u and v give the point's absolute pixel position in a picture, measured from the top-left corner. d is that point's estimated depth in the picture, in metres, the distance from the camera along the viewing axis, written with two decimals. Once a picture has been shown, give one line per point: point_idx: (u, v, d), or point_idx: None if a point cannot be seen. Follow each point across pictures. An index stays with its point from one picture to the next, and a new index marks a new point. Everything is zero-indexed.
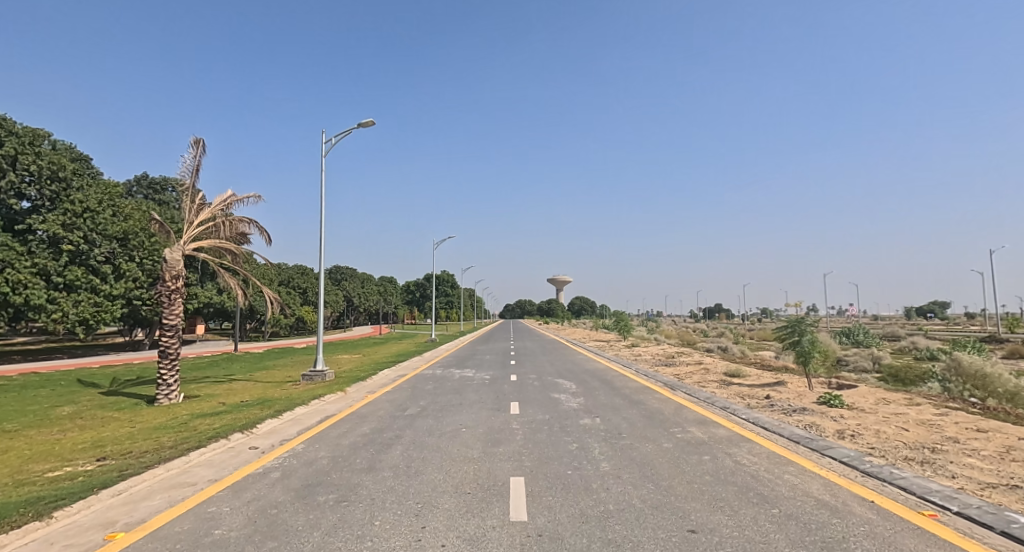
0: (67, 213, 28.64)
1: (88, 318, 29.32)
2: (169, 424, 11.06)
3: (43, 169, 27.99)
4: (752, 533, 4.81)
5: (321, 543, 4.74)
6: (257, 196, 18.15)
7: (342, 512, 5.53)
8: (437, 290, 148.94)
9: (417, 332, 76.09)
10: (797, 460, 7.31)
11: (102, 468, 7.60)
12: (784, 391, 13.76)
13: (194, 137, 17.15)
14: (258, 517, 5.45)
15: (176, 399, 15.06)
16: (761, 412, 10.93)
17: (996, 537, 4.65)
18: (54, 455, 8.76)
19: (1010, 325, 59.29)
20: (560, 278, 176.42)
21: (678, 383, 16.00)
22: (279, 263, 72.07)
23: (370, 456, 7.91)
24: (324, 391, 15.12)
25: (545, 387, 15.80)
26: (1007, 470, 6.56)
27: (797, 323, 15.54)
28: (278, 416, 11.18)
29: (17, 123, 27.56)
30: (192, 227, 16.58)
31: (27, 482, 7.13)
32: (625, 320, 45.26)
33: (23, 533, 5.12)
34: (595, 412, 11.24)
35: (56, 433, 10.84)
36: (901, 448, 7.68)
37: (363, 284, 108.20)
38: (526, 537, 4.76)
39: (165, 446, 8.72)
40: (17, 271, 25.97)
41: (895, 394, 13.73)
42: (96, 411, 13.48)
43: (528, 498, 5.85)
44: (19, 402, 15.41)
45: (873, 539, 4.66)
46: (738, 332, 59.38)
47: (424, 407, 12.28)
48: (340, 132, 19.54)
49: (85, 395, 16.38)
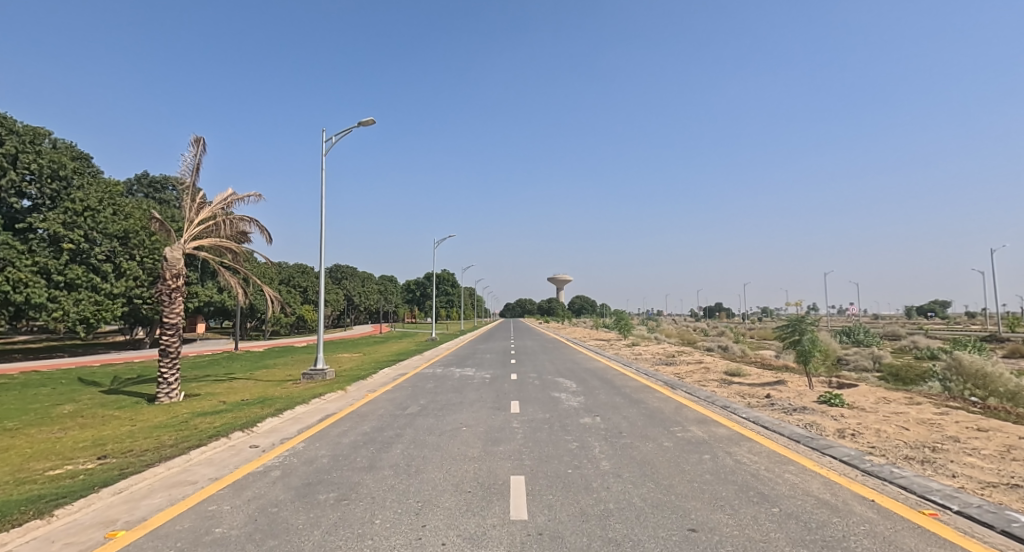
0: (67, 212, 28.66)
1: (89, 317, 29.32)
2: (170, 423, 11.07)
3: (43, 167, 27.98)
4: (752, 532, 4.80)
5: (321, 541, 4.74)
6: (257, 195, 18.12)
7: (343, 510, 5.53)
8: (437, 290, 149.28)
9: (416, 332, 71.34)
10: (797, 459, 7.31)
11: (102, 466, 7.60)
12: (784, 391, 13.75)
13: (194, 136, 17.11)
14: (258, 516, 5.46)
15: (176, 398, 15.05)
16: (761, 411, 10.91)
17: (995, 537, 4.65)
18: (54, 453, 8.77)
19: (1010, 325, 59.20)
20: (561, 278, 175.97)
21: (678, 382, 15.97)
22: (280, 263, 72.20)
23: (370, 454, 7.90)
24: (324, 390, 15.12)
25: (545, 386, 15.81)
26: (1007, 470, 6.55)
27: (797, 322, 15.53)
28: (279, 415, 11.19)
29: (17, 121, 27.55)
30: (192, 226, 16.59)
31: (27, 480, 7.12)
32: (627, 320, 44.64)
33: (23, 531, 5.11)
34: (595, 411, 11.24)
35: (57, 432, 10.86)
36: (901, 447, 7.68)
37: (363, 283, 108.51)
38: (527, 536, 4.76)
39: (166, 445, 8.73)
40: (18, 269, 25.98)
41: (894, 393, 13.73)
42: (97, 410, 13.51)
43: (528, 497, 5.84)
44: (20, 400, 15.40)
45: (873, 538, 4.66)
46: (738, 332, 58.94)
47: (424, 406, 12.27)
48: (340, 132, 19.53)
49: (86, 393, 16.42)
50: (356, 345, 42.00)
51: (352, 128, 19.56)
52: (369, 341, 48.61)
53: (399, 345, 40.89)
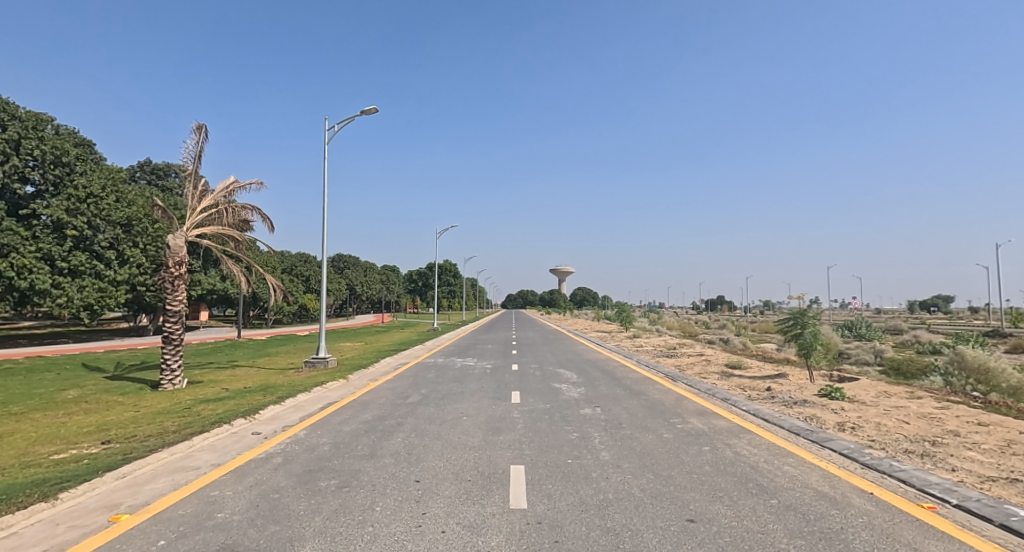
0: (71, 198, 28.78)
1: (93, 303, 29.32)
2: (173, 409, 11.17)
3: (46, 153, 28.05)
4: (750, 523, 4.83)
5: (322, 527, 4.79)
6: (259, 182, 18.07)
7: (343, 497, 5.57)
8: (439, 279, 150.68)
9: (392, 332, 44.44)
10: (797, 452, 7.34)
11: (106, 450, 7.69)
12: (785, 383, 13.91)
13: (197, 122, 17.06)
14: (260, 501, 5.50)
15: (180, 384, 15.14)
16: (761, 404, 10.96)
17: (994, 529, 4.67)
18: (59, 438, 8.85)
19: (1014, 321, 57.84)
20: (562, 269, 174.41)
21: (679, 374, 15.96)
22: (284, 252, 72.84)
23: (371, 442, 7.95)
24: (326, 378, 15.28)
25: (547, 376, 15.88)
26: (1007, 464, 6.55)
27: (799, 315, 15.52)
28: (280, 402, 11.29)
29: (20, 106, 27.49)
30: (195, 215, 16.63)
31: (32, 464, 7.19)
32: (627, 312, 44.10)
33: (29, 514, 5.17)
34: (595, 402, 11.33)
35: (61, 417, 10.95)
36: (901, 440, 7.74)
37: (368, 272, 109.39)
38: (526, 525, 4.79)
39: (169, 431, 8.82)
40: (22, 255, 26.08)
41: (897, 386, 13.91)
42: (101, 396, 13.62)
43: (529, 485, 5.89)
44: (27, 384, 15.60)
45: (872, 530, 4.67)
46: (739, 324, 59.29)
47: (425, 396, 12.33)
48: (341, 120, 19.20)
49: (90, 379, 16.59)
50: (340, 341, 34.49)
51: (353, 117, 19.25)
52: (345, 340, 34.51)
53: (360, 345, 30.70)
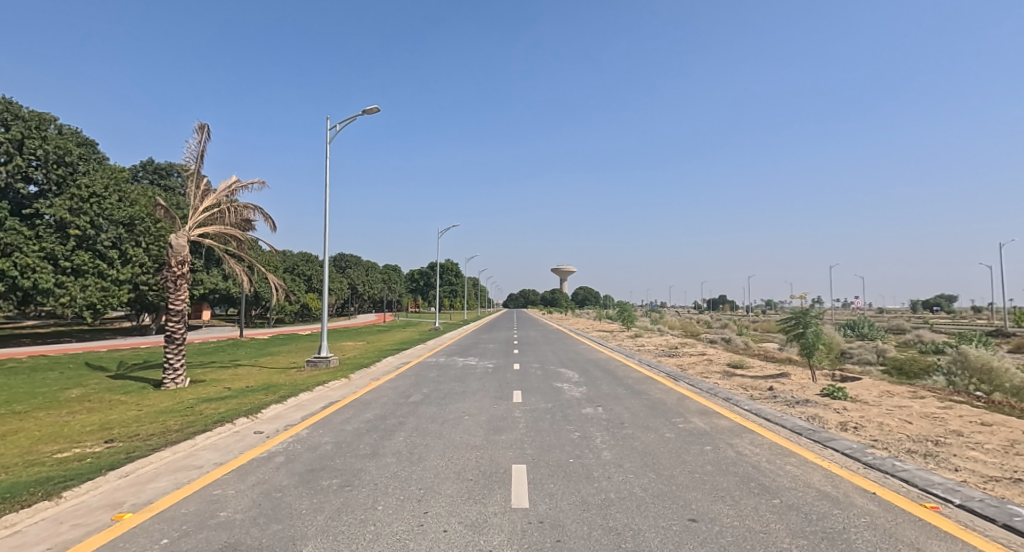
0: (74, 198, 28.84)
1: (95, 302, 29.36)
2: (176, 408, 11.19)
3: (49, 153, 28.09)
4: (752, 523, 4.83)
5: (324, 526, 4.79)
6: (261, 181, 18.11)
7: (345, 496, 5.57)
8: (441, 279, 150.73)
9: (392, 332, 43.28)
10: (799, 452, 7.33)
11: (109, 450, 7.71)
12: (787, 383, 13.87)
13: (200, 122, 17.08)
14: (263, 500, 5.50)
15: (182, 383, 15.16)
16: (763, 404, 10.93)
17: (997, 529, 4.66)
18: (62, 437, 8.87)
19: (1017, 320, 57.55)
20: (564, 268, 174.36)
21: (681, 374, 15.91)
22: (285, 252, 72.91)
23: (373, 442, 7.96)
24: (328, 377, 15.27)
25: (549, 375, 15.88)
26: (1010, 464, 6.53)
27: (802, 315, 15.45)
28: (282, 401, 11.31)
29: (23, 106, 27.54)
30: (197, 215, 16.66)
31: (36, 463, 7.22)
32: (629, 311, 44.31)
33: (32, 512, 5.18)
34: (597, 402, 11.33)
35: (64, 415, 10.98)
36: (904, 440, 7.71)
37: (369, 272, 109.40)
38: (528, 524, 4.79)
39: (172, 430, 8.83)
40: (25, 255, 26.14)
41: (900, 386, 13.85)
42: (103, 395, 13.65)
43: (530, 485, 5.88)
44: (30, 383, 15.64)
45: (874, 531, 4.66)
46: (741, 324, 59.14)
47: (427, 395, 12.32)
48: (344, 119, 19.24)
49: (93, 378, 16.63)
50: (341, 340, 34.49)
51: (355, 117, 19.29)
52: (347, 340, 33.83)
53: (358, 345, 30.16)
